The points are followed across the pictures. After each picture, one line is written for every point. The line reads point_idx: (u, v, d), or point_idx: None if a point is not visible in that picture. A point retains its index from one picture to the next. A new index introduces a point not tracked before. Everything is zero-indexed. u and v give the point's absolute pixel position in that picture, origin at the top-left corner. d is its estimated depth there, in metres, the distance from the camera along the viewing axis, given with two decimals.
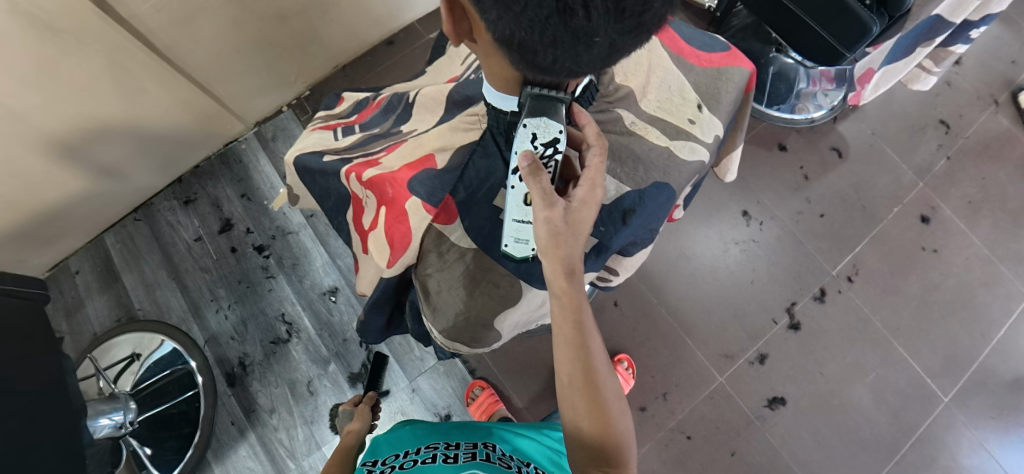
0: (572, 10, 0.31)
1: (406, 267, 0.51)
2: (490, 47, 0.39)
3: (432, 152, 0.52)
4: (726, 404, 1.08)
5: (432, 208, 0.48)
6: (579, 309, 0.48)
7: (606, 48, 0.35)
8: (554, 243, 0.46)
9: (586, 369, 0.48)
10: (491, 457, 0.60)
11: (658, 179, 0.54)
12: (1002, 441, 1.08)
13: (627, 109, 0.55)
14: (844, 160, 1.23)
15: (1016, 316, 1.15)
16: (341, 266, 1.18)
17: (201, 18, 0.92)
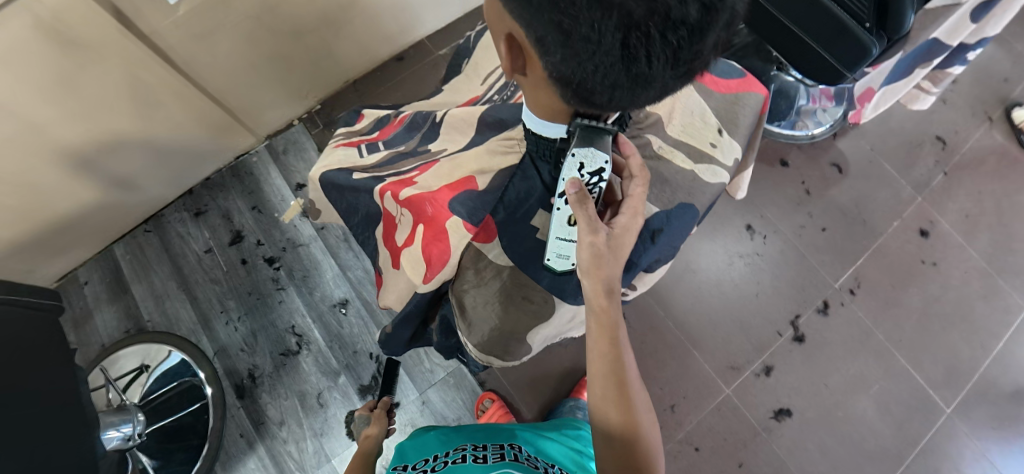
0: (637, 58, 0.35)
1: (442, 282, 0.53)
2: (543, 82, 0.41)
3: (473, 174, 0.54)
4: (733, 415, 1.09)
5: (472, 227, 0.51)
6: (615, 327, 0.50)
7: (658, 90, 0.39)
8: (597, 263, 0.48)
9: (620, 384, 0.50)
10: (519, 457, 0.61)
11: (683, 200, 0.57)
12: (1004, 452, 1.10)
13: (656, 134, 0.57)
14: (845, 176, 1.26)
15: (1014, 328, 1.18)
16: (352, 278, 1.20)
17: (219, 34, 0.94)
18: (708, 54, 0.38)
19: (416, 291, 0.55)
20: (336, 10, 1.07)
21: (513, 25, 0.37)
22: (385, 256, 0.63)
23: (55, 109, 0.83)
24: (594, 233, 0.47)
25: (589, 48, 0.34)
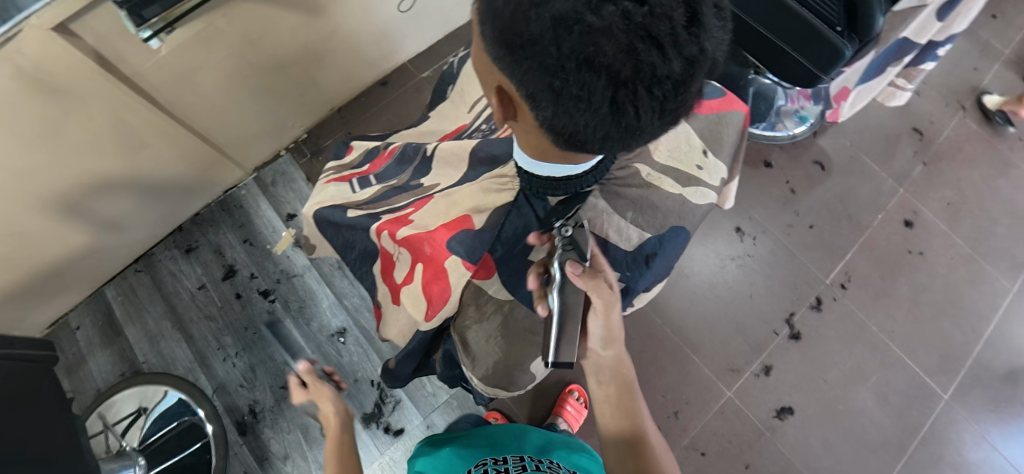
0: (625, 112, 0.36)
1: (444, 320, 0.55)
2: (534, 129, 0.43)
3: (468, 213, 0.54)
4: (736, 417, 1.10)
5: (472, 265, 0.52)
6: (630, 391, 0.55)
7: (648, 135, 0.40)
8: (613, 332, 0.52)
9: (631, 433, 0.54)
10: (541, 468, 0.66)
11: (674, 224, 0.58)
12: (1003, 434, 1.12)
13: (643, 162, 0.58)
14: (828, 173, 1.29)
15: (1002, 310, 1.20)
16: (348, 306, 1.19)
17: (202, 73, 0.94)
18: (693, 99, 0.40)
19: (418, 329, 0.58)
20: (318, 40, 1.08)
21: (505, 80, 0.39)
22: (383, 291, 0.64)
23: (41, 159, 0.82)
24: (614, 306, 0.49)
25: (580, 106, 0.36)
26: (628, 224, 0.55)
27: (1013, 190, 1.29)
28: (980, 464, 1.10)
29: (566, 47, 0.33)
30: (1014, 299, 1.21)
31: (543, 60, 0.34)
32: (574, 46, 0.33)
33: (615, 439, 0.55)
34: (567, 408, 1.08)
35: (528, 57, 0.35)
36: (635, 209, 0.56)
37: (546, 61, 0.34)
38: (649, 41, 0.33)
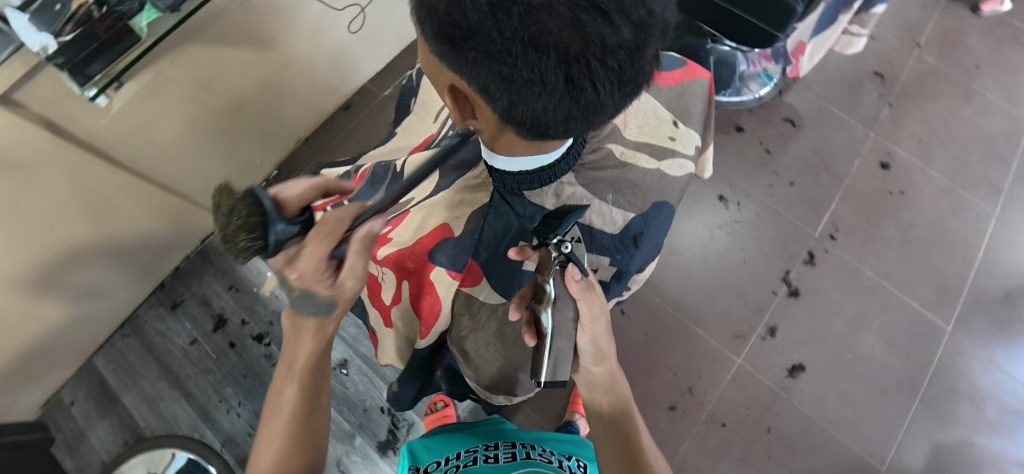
0: (583, 89, 0.36)
1: (440, 334, 0.55)
2: (495, 123, 0.42)
3: (446, 221, 0.53)
4: (750, 383, 1.10)
5: (458, 273, 0.50)
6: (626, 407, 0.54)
7: (611, 109, 0.40)
8: (601, 348, 0.51)
9: (629, 455, 0.52)
10: (530, 455, 0.71)
11: (655, 200, 0.58)
12: (1010, 355, 1.13)
13: (615, 142, 0.57)
14: (799, 128, 1.29)
15: (988, 235, 1.22)
16: (346, 337, 1.13)
17: (159, 124, 0.91)
18: (648, 67, 0.40)
19: (416, 346, 0.58)
20: (272, 74, 1.06)
21: (455, 77, 0.39)
22: (375, 315, 0.63)
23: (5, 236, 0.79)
24: (603, 316, 0.49)
25: (534, 89, 0.36)
26: (612, 206, 0.55)
27: (977, 118, 1.32)
28: (992, 389, 1.11)
29: (508, 30, 0.33)
30: (996, 223, 1.24)
31: (488, 49, 0.34)
32: (516, 28, 0.33)
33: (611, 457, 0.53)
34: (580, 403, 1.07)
35: (472, 48, 0.35)
36: (613, 190, 0.55)
37: (492, 50, 0.34)
38: (594, 11, 0.33)
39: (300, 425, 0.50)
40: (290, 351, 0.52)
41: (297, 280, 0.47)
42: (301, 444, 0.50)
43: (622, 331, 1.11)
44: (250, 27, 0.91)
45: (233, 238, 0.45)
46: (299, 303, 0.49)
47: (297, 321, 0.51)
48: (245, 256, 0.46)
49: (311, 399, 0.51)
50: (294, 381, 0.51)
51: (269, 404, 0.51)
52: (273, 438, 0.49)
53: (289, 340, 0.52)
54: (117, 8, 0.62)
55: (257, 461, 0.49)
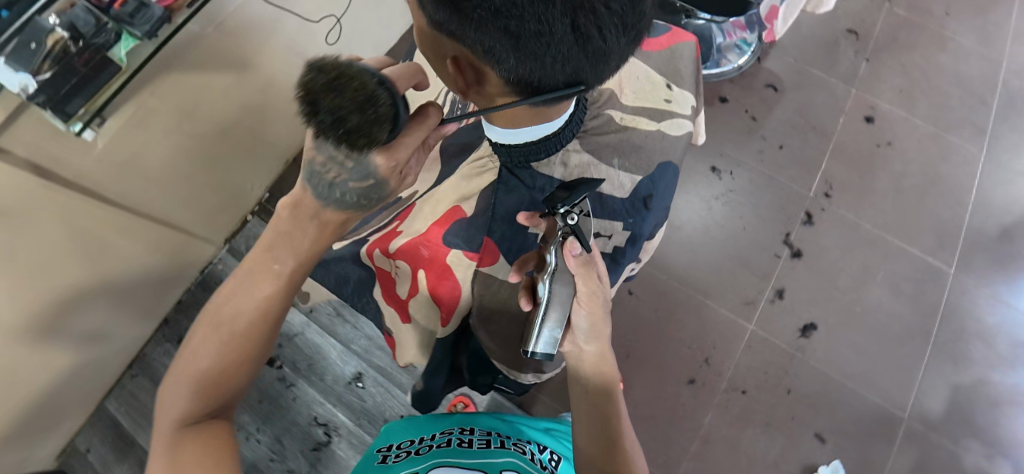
0: (590, 36, 0.36)
1: (463, 316, 0.54)
2: (500, 92, 0.43)
3: (457, 203, 0.55)
4: (764, 347, 1.10)
5: (475, 253, 0.51)
6: (610, 393, 0.54)
7: (615, 60, 0.41)
8: (598, 327, 0.52)
9: (604, 440, 0.51)
10: (506, 444, 0.67)
11: (660, 161, 0.58)
12: (1014, 291, 1.15)
13: (613, 108, 0.58)
14: (782, 92, 1.30)
15: (978, 176, 1.24)
16: (358, 350, 1.11)
17: (146, 157, 0.91)
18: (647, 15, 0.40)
19: (438, 337, 0.57)
20: (253, 96, 1.05)
21: (457, 47, 0.39)
22: (390, 313, 0.62)
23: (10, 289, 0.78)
24: (600, 294, 0.50)
25: (543, 40, 0.35)
26: (619, 170, 0.55)
27: (954, 63, 1.34)
28: (1001, 325, 1.13)
29: None
30: (985, 163, 1.25)
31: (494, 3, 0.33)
32: None
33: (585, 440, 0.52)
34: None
35: (477, 8, 0.34)
36: (617, 156, 0.56)
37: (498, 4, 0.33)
38: None
39: (259, 331, 0.48)
40: (276, 244, 0.48)
41: (386, 168, 0.43)
42: (253, 352, 0.48)
43: (632, 311, 1.11)
44: (226, 52, 0.91)
45: (365, 122, 0.38)
46: (348, 194, 0.45)
47: (310, 207, 0.47)
48: (362, 145, 0.39)
49: (281, 306, 0.49)
50: (274, 282, 0.48)
51: (234, 291, 0.48)
52: (229, 338, 0.47)
53: (280, 229, 0.48)
54: (93, 40, 0.61)
55: (199, 346, 0.47)
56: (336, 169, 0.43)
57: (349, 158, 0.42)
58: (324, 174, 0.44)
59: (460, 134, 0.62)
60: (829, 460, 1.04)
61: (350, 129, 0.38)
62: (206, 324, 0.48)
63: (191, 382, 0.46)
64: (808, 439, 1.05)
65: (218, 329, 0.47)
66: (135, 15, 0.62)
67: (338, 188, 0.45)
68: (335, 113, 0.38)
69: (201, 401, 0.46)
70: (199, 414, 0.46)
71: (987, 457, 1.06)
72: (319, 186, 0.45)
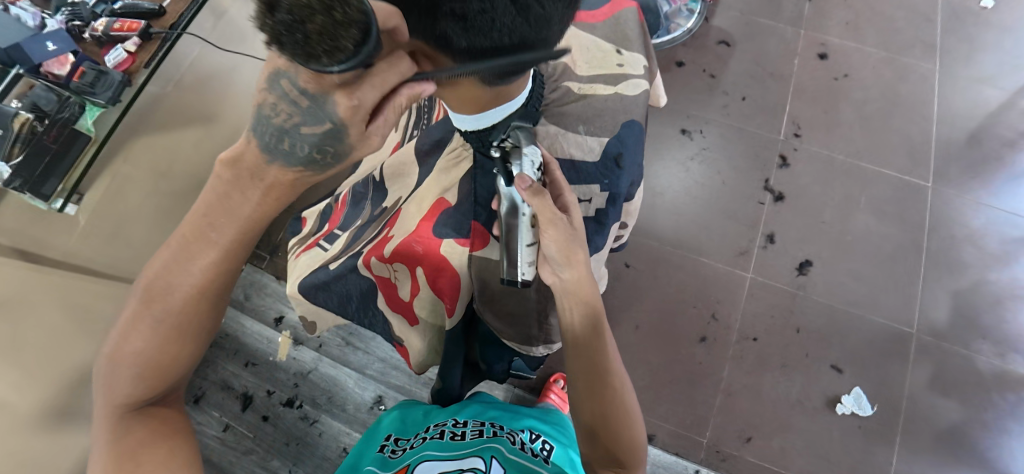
0: (529, 4, 0.38)
1: (469, 297, 0.57)
2: (456, 80, 0.45)
3: (440, 195, 0.57)
4: (766, 291, 1.12)
5: (466, 239, 0.54)
6: (597, 322, 0.54)
7: (557, 26, 0.43)
8: (570, 248, 0.51)
9: (593, 374, 0.54)
10: (498, 434, 0.64)
11: (624, 120, 0.60)
12: (992, 192, 1.19)
13: (570, 79, 0.60)
14: (734, 46, 1.33)
15: (937, 90, 1.28)
16: (374, 374, 1.10)
17: (129, 226, 0.91)
18: None
19: (448, 323, 0.60)
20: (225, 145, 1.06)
21: None
22: (395, 316, 0.65)
23: (28, 381, 0.78)
24: (559, 219, 0.49)
25: (488, 17, 0.37)
26: (585, 134, 0.58)
27: None
28: (987, 227, 1.17)
29: None
30: (941, 76, 1.29)
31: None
32: None
33: (578, 370, 0.55)
34: (551, 395, 0.98)
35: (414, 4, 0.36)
36: (582, 123, 0.58)
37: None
38: None
39: (200, 314, 0.47)
40: (216, 213, 0.43)
41: (346, 112, 0.37)
42: (193, 335, 0.47)
43: (632, 283, 1.13)
44: (188, 108, 0.92)
45: (331, 25, 0.30)
46: (302, 147, 0.39)
47: (253, 163, 0.41)
48: (323, 52, 0.31)
49: (220, 285, 0.46)
50: (213, 254, 0.44)
51: (171, 265, 0.45)
52: (165, 318, 0.45)
53: (218, 191, 0.43)
54: (58, 115, 0.62)
55: (131, 327, 0.45)
56: (288, 112, 0.37)
57: (307, 95, 0.36)
58: (273, 120, 0.38)
59: (430, 134, 0.63)
60: (850, 388, 1.06)
61: (313, 33, 0.31)
62: (138, 299, 0.45)
63: (132, 366, 0.46)
64: (826, 372, 1.07)
65: (150, 307, 0.45)
66: (95, 84, 0.62)
67: (292, 139, 0.38)
68: (295, 14, 0.30)
69: (143, 388, 0.47)
70: (138, 402, 0.47)
71: (999, 355, 1.08)
72: (270, 138, 0.39)
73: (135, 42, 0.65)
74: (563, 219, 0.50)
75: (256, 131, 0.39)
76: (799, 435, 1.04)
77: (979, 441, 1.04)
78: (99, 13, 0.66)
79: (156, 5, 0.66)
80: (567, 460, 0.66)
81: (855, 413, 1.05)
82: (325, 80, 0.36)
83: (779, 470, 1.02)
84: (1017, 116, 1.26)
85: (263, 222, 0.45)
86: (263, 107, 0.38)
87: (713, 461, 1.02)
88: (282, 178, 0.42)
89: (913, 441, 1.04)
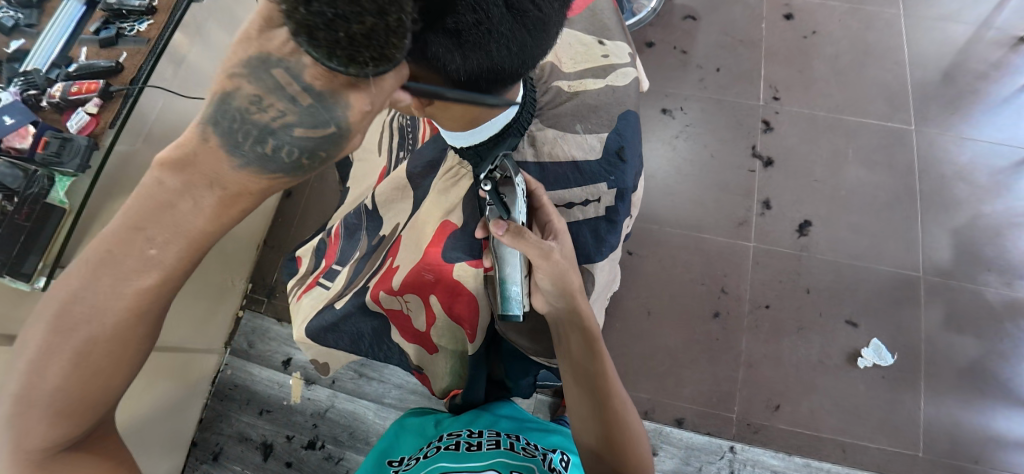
0: (523, 10, 0.39)
1: (487, 320, 0.57)
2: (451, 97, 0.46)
3: (444, 218, 0.56)
4: (770, 257, 1.12)
5: (479, 261, 0.53)
6: (588, 325, 0.54)
7: (552, 31, 0.44)
8: (563, 282, 0.50)
9: (591, 379, 0.54)
10: (514, 447, 0.60)
11: (619, 112, 0.60)
12: (973, 126, 1.20)
13: (559, 78, 0.59)
14: (700, 19, 1.32)
15: (905, 33, 1.29)
16: (392, 402, 1.07)
17: None
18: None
19: (471, 344, 0.59)
20: None
21: None
22: (413, 346, 0.63)
23: None
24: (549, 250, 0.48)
25: (483, 28, 0.38)
26: (584, 133, 0.57)
27: None
28: (974, 161, 1.17)
29: None
30: (906, 19, 1.30)
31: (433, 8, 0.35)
32: None
33: (574, 375, 0.55)
34: None
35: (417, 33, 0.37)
36: (579, 121, 0.58)
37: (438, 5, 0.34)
38: None
39: (131, 341, 0.41)
40: (150, 222, 0.38)
41: (355, 118, 0.35)
42: (126, 362, 0.42)
43: (638, 270, 1.11)
44: None
45: (382, 29, 0.29)
46: (289, 148, 0.35)
47: (216, 169, 0.37)
48: (369, 59, 0.31)
49: (156, 305, 0.41)
50: (153, 273, 0.39)
51: (91, 283, 0.39)
52: (91, 347, 0.40)
53: (160, 201, 0.38)
54: (27, 191, 0.58)
55: (45, 361, 0.39)
56: (281, 109, 0.34)
57: (312, 92, 0.33)
58: (254, 116, 0.35)
59: (421, 154, 0.62)
60: (868, 340, 1.06)
61: (356, 34, 0.29)
62: (52, 327, 0.39)
63: (46, 405, 0.40)
64: (842, 327, 1.07)
65: (68, 336, 0.39)
66: (61, 152, 0.59)
67: (277, 139, 0.35)
68: (335, 7, 0.28)
69: (65, 430, 0.41)
70: (56, 447, 0.41)
71: (1007, 284, 1.09)
72: (246, 138, 0.35)
73: (96, 103, 0.62)
74: (552, 252, 0.48)
75: (222, 127, 0.35)
76: (826, 395, 1.03)
77: (1001, 372, 1.04)
78: (55, 79, 0.63)
79: (113, 62, 0.64)
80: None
81: (878, 365, 1.04)
82: (335, 78, 0.33)
83: (811, 433, 1.01)
84: (986, 48, 1.26)
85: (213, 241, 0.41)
86: (243, 102, 0.34)
87: (745, 435, 1.01)
88: (252, 187, 0.38)
89: (938, 383, 1.04)
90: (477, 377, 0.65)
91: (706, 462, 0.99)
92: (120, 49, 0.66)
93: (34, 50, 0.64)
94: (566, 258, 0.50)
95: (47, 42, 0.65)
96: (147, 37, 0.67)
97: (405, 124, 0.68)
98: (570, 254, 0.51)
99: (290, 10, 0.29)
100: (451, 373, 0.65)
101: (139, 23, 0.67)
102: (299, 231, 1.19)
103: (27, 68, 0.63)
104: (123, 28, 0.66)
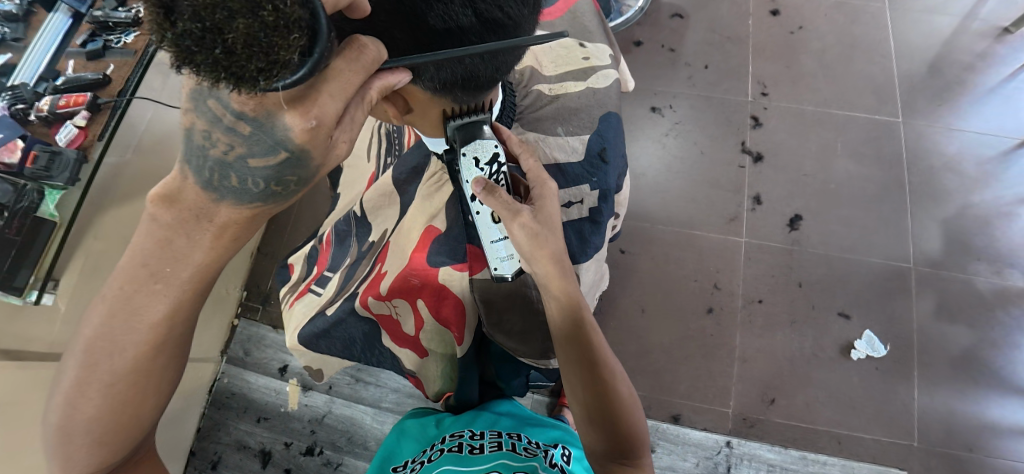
0: (495, 18, 0.40)
1: (472, 325, 0.57)
2: (427, 103, 0.47)
3: (429, 223, 0.57)
4: (761, 251, 1.13)
5: (463, 265, 0.54)
6: (575, 299, 0.54)
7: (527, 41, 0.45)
8: (537, 244, 0.49)
9: (582, 351, 0.55)
10: (516, 447, 0.61)
11: (601, 114, 0.60)
12: (961, 117, 1.21)
13: (539, 82, 0.60)
14: (688, 17, 1.33)
15: (891, 26, 1.30)
16: (390, 406, 1.07)
17: None
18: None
19: (461, 348, 0.60)
20: None
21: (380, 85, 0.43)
22: (404, 352, 0.64)
23: None
24: (519, 205, 0.48)
25: (455, 37, 0.40)
26: (565, 136, 0.58)
27: None
28: (962, 151, 1.18)
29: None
30: (891, 12, 1.31)
31: (403, 17, 0.38)
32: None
33: (566, 349, 0.55)
34: None
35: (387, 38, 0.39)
36: (562, 124, 0.58)
37: (407, 15, 0.38)
38: None
39: (155, 370, 0.45)
40: (160, 262, 0.40)
41: (302, 134, 0.35)
42: (153, 388, 0.45)
43: (631, 268, 1.12)
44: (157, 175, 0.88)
45: (259, 27, 0.27)
46: (254, 179, 0.37)
47: (196, 202, 0.39)
48: (258, 71, 0.29)
49: (173, 337, 0.44)
50: (165, 302, 0.42)
51: (110, 321, 0.42)
52: (115, 379, 0.43)
53: (159, 235, 0.40)
54: (16, 206, 0.57)
55: (79, 394, 0.43)
56: (229, 142, 0.36)
57: (246, 118, 0.34)
58: (211, 152, 0.36)
59: (407, 161, 0.63)
60: (861, 332, 1.07)
61: (232, 44, 0.28)
62: (82, 361, 0.43)
63: (85, 436, 0.44)
64: (835, 320, 1.08)
65: (96, 370, 0.43)
66: (50, 166, 0.58)
67: (238, 172, 0.37)
68: (203, 17, 0.27)
69: (102, 455, 0.46)
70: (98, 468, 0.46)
71: (997, 273, 1.10)
72: (212, 175, 0.37)
73: (84, 116, 0.62)
74: (523, 213, 0.49)
75: (192, 166, 0.38)
76: (822, 388, 1.04)
77: (994, 360, 1.05)
78: (43, 92, 0.63)
79: (100, 75, 0.64)
80: (585, 469, 0.63)
81: (871, 356, 1.05)
82: (267, 100, 0.34)
83: (808, 426, 1.02)
84: (971, 38, 1.27)
85: (220, 264, 0.42)
86: (199, 138, 0.36)
87: (742, 429, 1.02)
88: (238, 216, 0.40)
89: (932, 373, 1.05)
90: (468, 377, 0.66)
91: (704, 457, 1.00)
92: (107, 61, 0.66)
93: (20, 63, 0.64)
94: (541, 223, 0.49)
95: (35, 55, 0.65)
96: (134, 49, 0.67)
97: (392, 130, 0.68)
98: (550, 219, 0.51)
99: (162, 43, 0.28)
100: (446, 375, 0.65)
101: (126, 35, 0.67)
102: (291, 238, 1.19)
103: (14, 83, 0.63)
104: (110, 40, 0.67)
